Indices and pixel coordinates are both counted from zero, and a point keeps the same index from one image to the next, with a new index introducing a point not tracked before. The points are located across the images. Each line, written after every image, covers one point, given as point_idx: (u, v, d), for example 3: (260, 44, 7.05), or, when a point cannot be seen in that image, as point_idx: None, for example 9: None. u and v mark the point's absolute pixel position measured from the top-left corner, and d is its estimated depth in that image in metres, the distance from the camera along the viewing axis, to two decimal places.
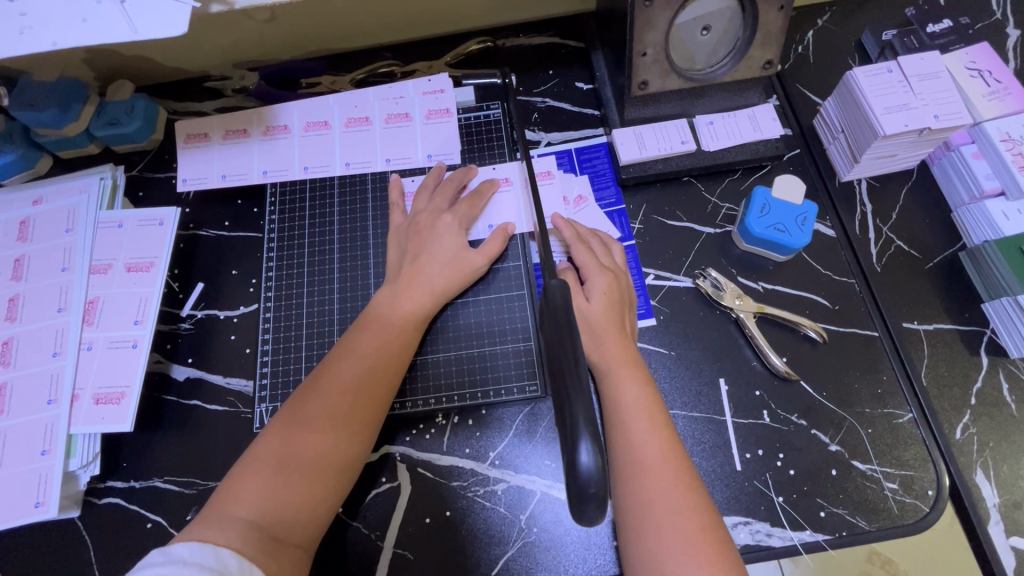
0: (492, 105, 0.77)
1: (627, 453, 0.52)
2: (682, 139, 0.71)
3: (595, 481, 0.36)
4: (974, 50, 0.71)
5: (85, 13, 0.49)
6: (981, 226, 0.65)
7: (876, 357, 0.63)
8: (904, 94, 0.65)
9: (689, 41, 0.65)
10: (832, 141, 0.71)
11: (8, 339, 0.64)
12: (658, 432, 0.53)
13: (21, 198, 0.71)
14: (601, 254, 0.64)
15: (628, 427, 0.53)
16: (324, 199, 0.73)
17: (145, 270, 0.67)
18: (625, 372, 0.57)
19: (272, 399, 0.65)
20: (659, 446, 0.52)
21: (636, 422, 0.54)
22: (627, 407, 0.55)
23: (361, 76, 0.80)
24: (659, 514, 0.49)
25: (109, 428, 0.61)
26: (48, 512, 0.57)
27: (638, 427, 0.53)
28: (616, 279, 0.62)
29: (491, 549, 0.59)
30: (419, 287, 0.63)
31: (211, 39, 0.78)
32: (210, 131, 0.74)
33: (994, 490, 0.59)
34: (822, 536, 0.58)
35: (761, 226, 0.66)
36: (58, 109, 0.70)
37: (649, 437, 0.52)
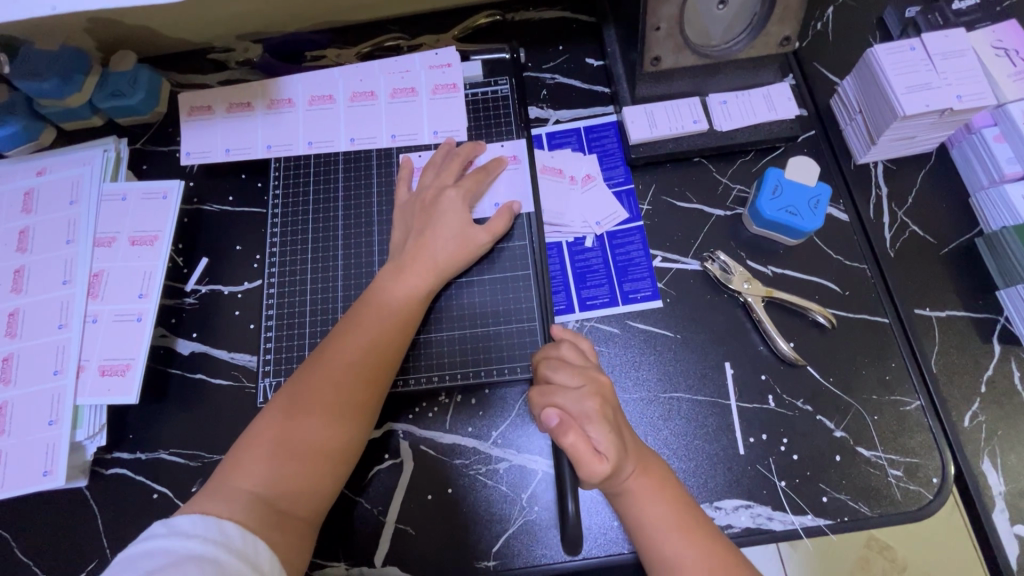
0: (501, 80, 0.74)
1: (647, 535, 0.50)
2: (694, 118, 0.69)
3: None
4: (1001, 28, 0.68)
5: None
6: (999, 212, 0.64)
7: (886, 344, 0.62)
8: (926, 72, 0.62)
9: (705, 15, 0.62)
10: (849, 122, 0.69)
11: (14, 310, 0.64)
12: (665, 500, 0.51)
13: (26, 169, 0.70)
14: (571, 366, 0.56)
15: (640, 503, 0.51)
16: (328, 175, 0.72)
17: (149, 244, 0.67)
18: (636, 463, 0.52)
19: (276, 374, 0.65)
20: (671, 511, 0.51)
21: (646, 498, 0.51)
22: (640, 496, 0.51)
23: (367, 49, 0.79)
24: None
25: (115, 400, 0.61)
26: (56, 481, 0.58)
27: (649, 499, 0.51)
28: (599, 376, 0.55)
29: (493, 527, 0.60)
30: (423, 264, 0.62)
31: (214, 9, 0.76)
32: (213, 104, 0.73)
33: (1001, 478, 0.58)
34: (824, 520, 0.57)
35: (773, 208, 0.64)
36: (61, 79, 0.70)
37: (655, 509, 0.51)
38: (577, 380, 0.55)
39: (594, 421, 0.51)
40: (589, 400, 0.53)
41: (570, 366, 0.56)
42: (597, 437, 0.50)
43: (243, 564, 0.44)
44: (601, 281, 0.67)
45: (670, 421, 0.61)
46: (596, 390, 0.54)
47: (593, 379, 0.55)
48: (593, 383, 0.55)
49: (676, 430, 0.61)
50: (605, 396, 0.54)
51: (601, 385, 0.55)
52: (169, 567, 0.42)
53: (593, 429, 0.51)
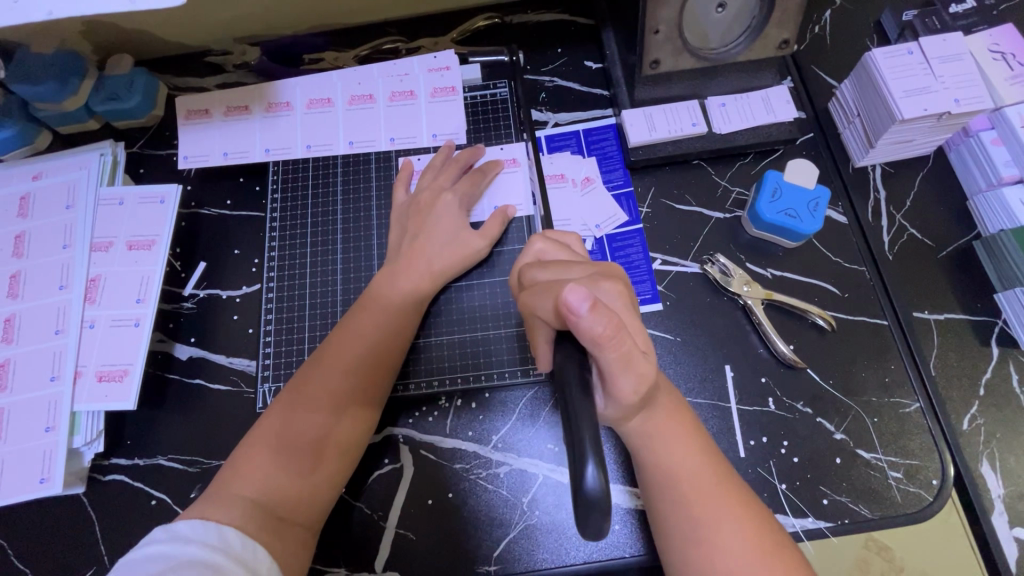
0: (500, 84, 0.75)
1: (664, 476, 0.48)
2: (692, 121, 0.69)
3: (601, 495, 0.35)
4: (997, 31, 0.69)
5: None
6: (997, 215, 0.64)
7: (885, 346, 0.63)
8: (924, 77, 0.63)
9: (703, 18, 0.62)
10: (847, 125, 0.69)
11: (10, 316, 0.64)
12: (692, 446, 0.49)
13: (21, 173, 0.70)
14: (571, 264, 0.51)
15: (662, 444, 0.49)
16: (326, 179, 0.72)
17: (146, 249, 0.66)
18: (660, 403, 0.50)
19: (275, 379, 0.64)
20: (695, 454, 0.49)
21: (669, 438, 0.49)
22: (665, 436, 0.49)
23: (365, 53, 0.78)
24: (705, 524, 0.46)
25: (112, 406, 0.61)
26: (53, 488, 0.58)
27: (671, 438, 0.49)
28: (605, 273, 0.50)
29: (494, 531, 0.60)
30: (421, 267, 0.62)
31: (211, 13, 0.76)
32: (211, 108, 0.72)
33: (999, 480, 0.59)
34: (824, 523, 0.58)
35: (772, 211, 0.64)
36: (57, 83, 0.69)
37: (676, 450, 0.49)
38: (580, 272, 0.50)
39: (624, 311, 0.48)
40: (611, 291, 0.48)
41: (564, 263, 0.51)
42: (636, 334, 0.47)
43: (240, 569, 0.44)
44: None
45: None
46: (609, 278, 0.49)
47: (595, 268, 0.51)
48: (601, 274, 0.50)
49: None
50: (615, 278, 0.50)
51: (606, 271, 0.51)
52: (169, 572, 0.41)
53: (627, 317, 0.48)
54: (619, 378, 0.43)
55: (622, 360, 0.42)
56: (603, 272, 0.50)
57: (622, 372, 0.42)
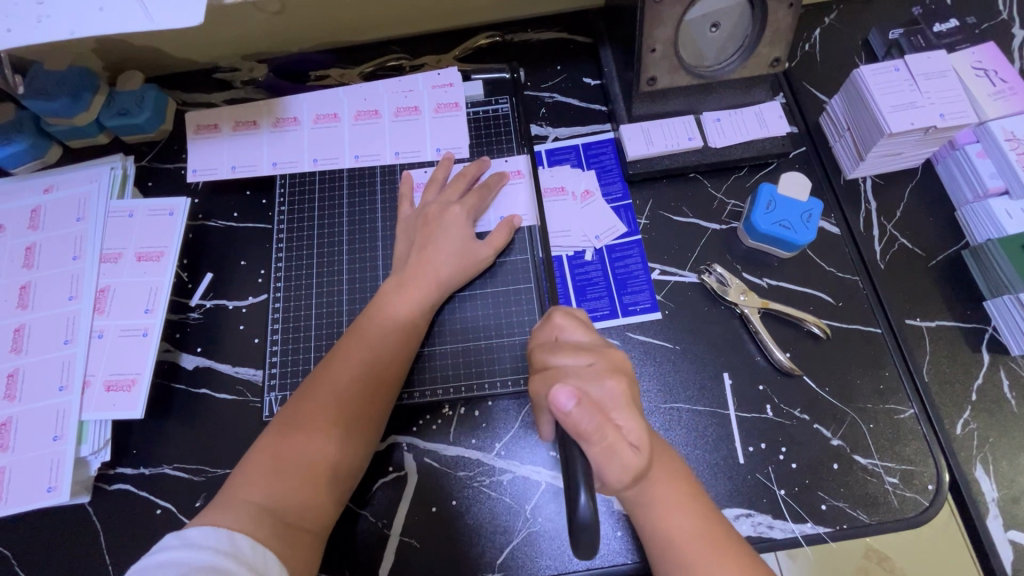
0: (502, 99, 0.77)
1: (664, 542, 0.49)
2: (689, 135, 0.71)
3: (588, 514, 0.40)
4: (980, 50, 0.71)
5: (101, 3, 0.49)
6: (985, 226, 0.66)
7: (879, 354, 0.64)
8: (911, 92, 0.65)
9: (698, 38, 0.66)
10: (838, 140, 0.72)
11: (19, 326, 0.65)
12: (690, 511, 0.50)
13: (33, 186, 0.71)
14: (579, 344, 0.53)
15: (662, 514, 0.49)
16: (332, 192, 0.73)
17: (155, 260, 0.68)
18: (654, 473, 0.50)
19: (281, 388, 0.65)
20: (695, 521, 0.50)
21: (667, 505, 0.50)
22: (660, 504, 0.50)
23: (369, 69, 0.80)
24: None
25: (120, 414, 0.61)
26: (60, 497, 0.58)
27: (674, 511, 0.50)
28: (609, 361, 0.51)
29: (497, 539, 0.60)
30: (426, 277, 0.64)
31: (221, 31, 0.78)
32: (220, 122, 0.74)
33: (994, 484, 0.59)
34: (823, 528, 0.58)
35: (767, 222, 0.66)
36: (70, 99, 0.71)
37: (676, 520, 0.49)
38: (587, 357, 0.51)
39: (617, 404, 0.47)
40: (607, 378, 0.49)
41: (576, 348, 0.52)
42: (628, 427, 0.47)
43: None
44: (601, 294, 0.68)
45: (671, 430, 0.62)
46: (610, 365, 0.50)
47: (605, 358, 0.51)
48: (604, 359, 0.51)
49: (676, 439, 0.62)
50: (622, 371, 0.50)
51: (612, 358, 0.51)
52: None
53: (622, 414, 0.47)
54: (604, 468, 0.45)
55: (605, 452, 0.44)
56: (609, 358, 0.51)
57: (608, 463, 0.45)
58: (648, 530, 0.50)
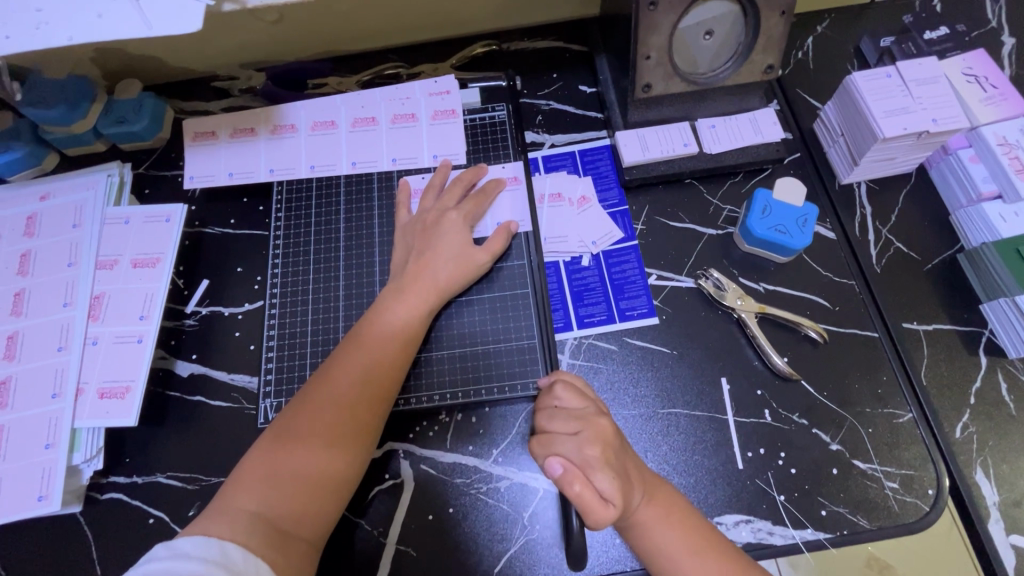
0: (498, 106, 0.77)
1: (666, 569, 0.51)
2: (684, 141, 0.71)
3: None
4: (971, 56, 0.72)
5: (100, 9, 0.50)
6: (979, 229, 0.66)
7: (877, 358, 0.64)
8: (903, 98, 0.66)
9: (692, 45, 0.66)
10: (832, 145, 0.72)
11: (12, 334, 0.64)
12: (684, 530, 0.52)
13: (29, 194, 0.71)
14: (569, 410, 0.56)
15: (656, 539, 0.52)
16: (330, 198, 0.73)
17: (151, 267, 0.67)
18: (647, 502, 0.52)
19: (277, 394, 0.65)
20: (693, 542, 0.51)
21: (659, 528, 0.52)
22: (654, 528, 0.52)
23: (367, 78, 0.81)
24: None
25: (113, 422, 0.61)
26: (51, 506, 0.57)
27: (660, 527, 0.52)
28: (593, 429, 0.54)
29: (494, 546, 0.59)
30: (424, 282, 0.64)
31: (219, 40, 0.79)
32: (217, 130, 0.74)
33: (994, 488, 0.59)
34: (824, 534, 0.58)
35: (763, 227, 0.66)
36: (67, 107, 0.71)
37: (670, 541, 0.51)
38: (574, 425, 0.54)
39: (596, 467, 0.51)
40: (590, 448, 0.52)
41: (568, 416, 0.55)
42: (602, 484, 0.50)
43: None
44: (598, 299, 0.68)
45: (670, 436, 0.62)
46: (597, 435, 0.53)
47: (590, 426, 0.54)
48: (591, 427, 0.54)
49: (674, 445, 0.62)
50: (608, 441, 0.53)
51: (598, 426, 0.54)
52: None
53: (598, 474, 0.50)
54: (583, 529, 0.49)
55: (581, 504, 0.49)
56: (598, 427, 0.54)
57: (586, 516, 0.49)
58: (645, 555, 0.52)
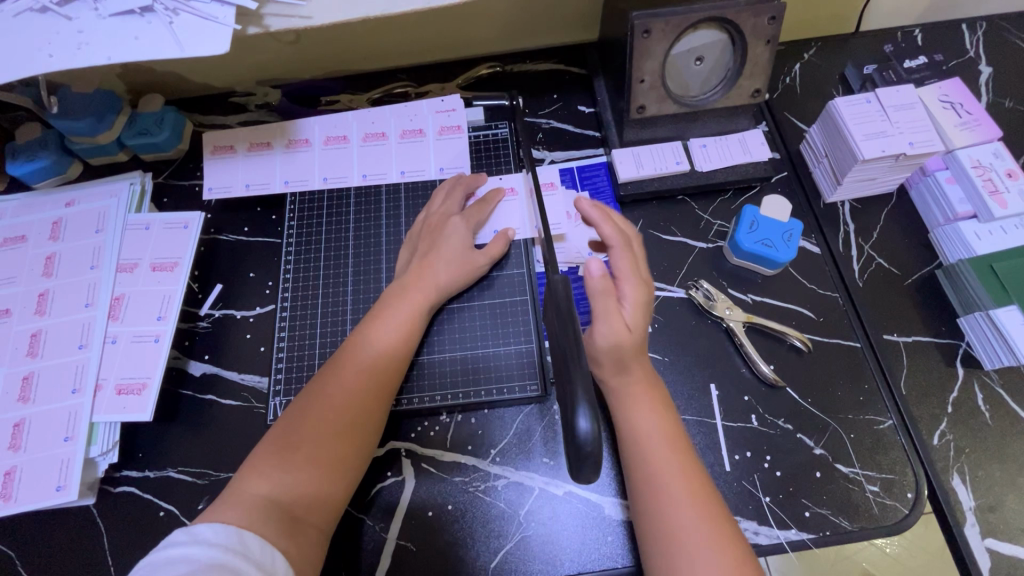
0: (501, 125, 0.82)
1: (639, 442, 0.56)
2: (676, 160, 0.75)
3: (590, 443, 0.41)
4: (946, 84, 0.76)
5: (137, 33, 0.54)
6: (955, 246, 0.70)
7: (860, 366, 0.67)
8: (881, 122, 0.70)
9: (684, 71, 0.70)
10: (817, 165, 0.76)
11: (36, 332, 0.68)
12: (661, 411, 0.58)
13: (54, 200, 0.75)
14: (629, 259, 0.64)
15: (634, 407, 0.58)
16: (340, 208, 0.77)
17: (169, 270, 0.71)
18: (635, 371, 0.59)
19: (286, 393, 0.68)
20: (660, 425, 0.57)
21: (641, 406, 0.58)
22: (637, 395, 0.58)
23: (377, 96, 0.86)
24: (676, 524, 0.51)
25: (129, 417, 0.64)
26: (69, 496, 0.60)
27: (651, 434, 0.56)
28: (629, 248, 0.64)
29: (491, 542, 0.62)
30: (426, 282, 0.67)
31: (240, 59, 0.84)
32: (235, 143, 0.79)
33: (970, 493, 0.62)
34: (807, 534, 0.60)
35: (750, 241, 0.70)
36: (93, 119, 0.75)
37: (653, 430, 0.56)
38: (632, 268, 0.63)
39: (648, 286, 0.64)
40: (637, 285, 0.62)
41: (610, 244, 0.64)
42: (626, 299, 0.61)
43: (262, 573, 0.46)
44: None
45: None
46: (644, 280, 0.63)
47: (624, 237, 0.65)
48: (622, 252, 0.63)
49: None
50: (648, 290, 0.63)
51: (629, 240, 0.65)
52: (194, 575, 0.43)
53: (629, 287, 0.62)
54: (602, 327, 0.59)
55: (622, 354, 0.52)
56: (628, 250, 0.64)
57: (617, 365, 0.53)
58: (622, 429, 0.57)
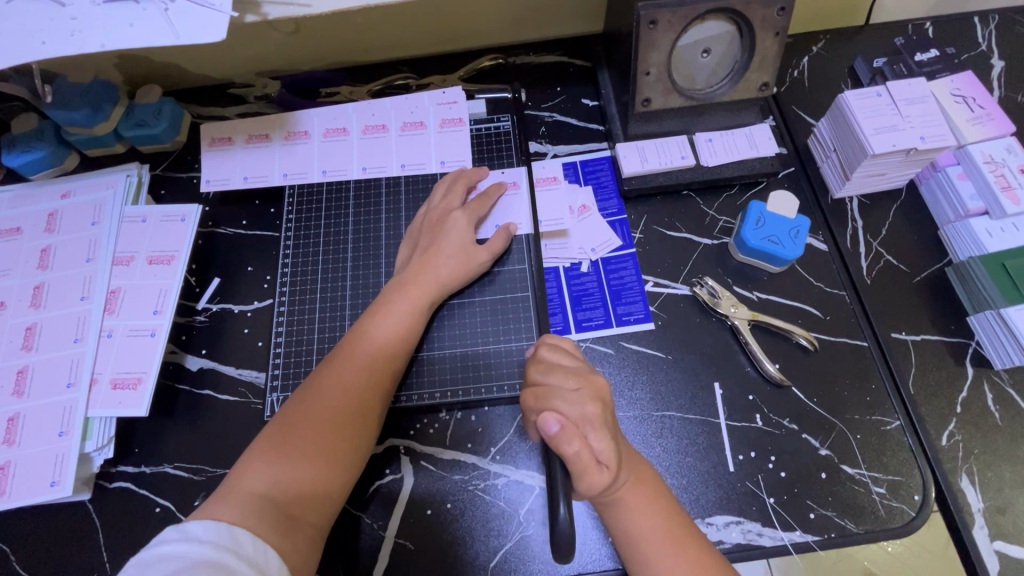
0: (503, 117, 0.80)
1: (638, 550, 0.53)
2: (681, 154, 0.74)
3: (568, 531, 0.48)
4: (959, 78, 0.75)
5: (131, 19, 0.53)
6: (966, 243, 0.68)
7: (866, 366, 0.66)
8: (892, 116, 0.68)
9: (690, 63, 0.69)
10: (825, 160, 0.75)
11: (31, 325, 0.67)
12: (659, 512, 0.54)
13: (50, 191, 0.74)
14: (565, 367, 0.58)
15: (630, 516, 0.54)
16: (340, 202, 0.76)
17: (166, 263, 0.70)
18: (629, 480, 0.55)
19: (283, 389, 0.67)
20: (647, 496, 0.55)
21: (638, 510, 0.54)
22: (631, 505, 0.54)
23: (378, 87, 0.84)
24: None
25: (125, 412, 0.63)
26: (63, 491, 0.59)
27: (639, 507, 0.54)
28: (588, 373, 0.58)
29: (491, 542, 0.61)
30: (427, 278, 0.66)
31: (238, 49, 0.82)
32: (233, 135, 0.77)
33: (979, 495, 0.61)
34: (812, 537, 0.59)
35: (756, 237, 0.69)
36: (90, 110, 0.74)
37: (643, 513, 0.54)
38: (574, 382, 0.56)
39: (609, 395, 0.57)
40: (588, 404, 0.54)
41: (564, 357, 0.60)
42: (599, 447, 0.52)
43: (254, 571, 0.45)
44: (596, 304, 0.71)
45: (663, 438, 0.64)
46: (594, 393, 0.55)
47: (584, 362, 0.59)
48: (590, 385, 0.56)
49: (667, 446, 0.63)
50: (604, 401, 0.55)
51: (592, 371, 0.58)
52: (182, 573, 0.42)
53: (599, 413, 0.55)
54: (577, 483, 0.51)
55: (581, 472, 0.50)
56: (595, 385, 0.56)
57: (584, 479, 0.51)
58: (621, 537, 0.54)
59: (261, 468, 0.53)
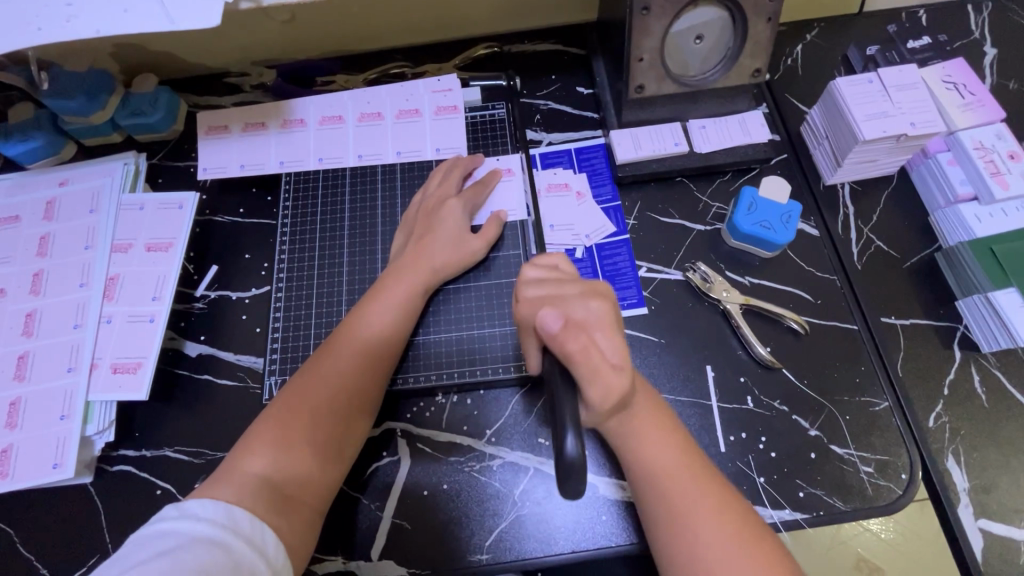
0: (498, 105, 0.81)
1: (652, 476, 0.53)
2: (675, 140, 0.75)
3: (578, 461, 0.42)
4: (951, 65, 0.75)
5: (127, 5, 0.53)
6: (955, 229, 0.69)
7: (855, 348, 0.67)
8: (883, 102, 0.69)
9: (683, 49, 0.69)
10: (817, 147, 0.75)
11: (31, 311, 0.68)
12: (670, 441, 0.55)
13: (48, 179, 0.75)
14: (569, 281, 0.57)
15: (636, 442, 0.54)
16: (336, 190, 0.77)
17: (164, 250, 0.71)
18: (637, 406, 0.56)
19: (281, 372, 0.68)
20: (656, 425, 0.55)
21: (646, 435, 0.54)
22: (642, 432, 0.55)
23: (374, 76, 0.84)
24: (699, 529, 0.50)
25: (125, 396, 0.64)
26: (65, 473, 0.61)
27: (648, 435, 0.55)
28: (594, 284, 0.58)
29: (486, 522, 0.62)
30: (423, 264, 0.67)
31: (234, 38, 0.83)
32: (230, 123, 0.78)
33: (964, 475, 0.62)
34: (801, 515, 0.61)
35: (748, 223, 0.69)
36: (86, 98, 0.75)
37: (655, 444, 0.54)
38: (576, 288, 0.56)
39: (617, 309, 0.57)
40: (593, 306, 0.54)
41: (559, 281, 0.58)
42: (605, 344, 0.52)
43: (251, 549, 0.47)
44: None
45: None
46: (598, 295, 0.55)
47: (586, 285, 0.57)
48: (589, 286, 0.57)
49: None
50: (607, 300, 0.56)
51: (594, 285, 0.57)
52: (179, 548, 0.43)
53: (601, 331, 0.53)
54: (589, 387, 0.50)
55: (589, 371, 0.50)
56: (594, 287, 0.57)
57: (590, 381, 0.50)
58: (630, 464, 0.55)
59: (258, 451, 0.54)
